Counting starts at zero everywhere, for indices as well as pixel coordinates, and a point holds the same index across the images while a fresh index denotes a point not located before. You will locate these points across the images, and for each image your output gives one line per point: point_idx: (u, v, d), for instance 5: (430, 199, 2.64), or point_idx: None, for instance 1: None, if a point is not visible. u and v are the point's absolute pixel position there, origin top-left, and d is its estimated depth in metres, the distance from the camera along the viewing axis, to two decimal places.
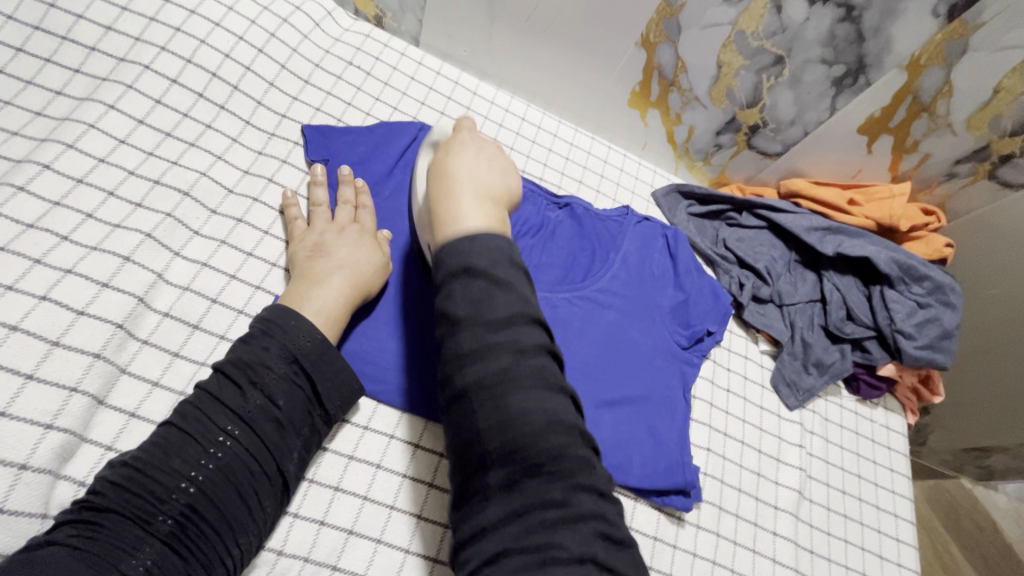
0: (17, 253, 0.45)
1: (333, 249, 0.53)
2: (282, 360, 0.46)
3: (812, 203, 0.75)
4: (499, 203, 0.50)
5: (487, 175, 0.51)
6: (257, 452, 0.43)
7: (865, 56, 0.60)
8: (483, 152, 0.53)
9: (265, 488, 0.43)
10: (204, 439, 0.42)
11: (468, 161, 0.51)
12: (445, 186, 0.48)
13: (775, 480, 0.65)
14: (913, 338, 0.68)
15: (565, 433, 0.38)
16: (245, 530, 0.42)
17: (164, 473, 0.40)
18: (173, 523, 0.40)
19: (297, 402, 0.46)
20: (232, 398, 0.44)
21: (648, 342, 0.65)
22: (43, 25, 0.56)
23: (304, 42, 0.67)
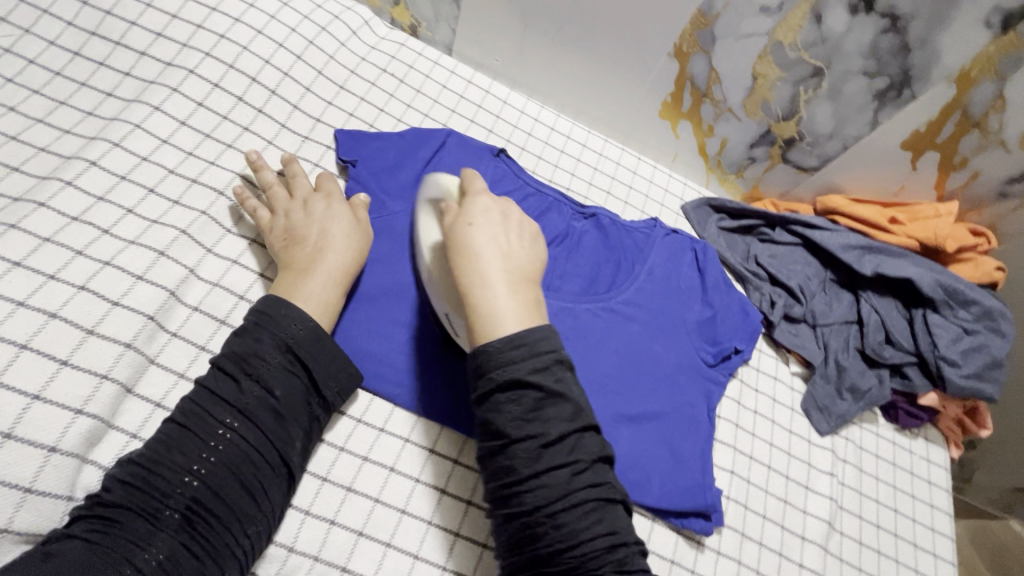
0: (61, 244, 0.47)
1: (303, 229, 0.53)
2: (275, 350, 0.46)
3: (850, 221, 0.72)
4: (532, 281, 0.48)
5: (517, 252, 0.48)
6: (258, 442, 0.44)
7: (910, 69, 0.58)
8: (508, 219, 0.50)
9: (269, 477, 0.44)
10: (204, 432, 0.43)
11: (497, 238, 0.48)
12: (477, 276, 0.45)
13: (803, 508, 0.62)
14: (958, 366, 0.64)
15: (624, 546, 0.41)
16: (253, 520, 0.43)
17: (167, 468, 0.41)
18: (181, 518, 0.40)
19: (294, 392, 0.46)
20: (228, 391, 0.44)
21: (671, 358, 0.64)
22: (99, 32, 0.59)
23: (341, 50, 0.68)
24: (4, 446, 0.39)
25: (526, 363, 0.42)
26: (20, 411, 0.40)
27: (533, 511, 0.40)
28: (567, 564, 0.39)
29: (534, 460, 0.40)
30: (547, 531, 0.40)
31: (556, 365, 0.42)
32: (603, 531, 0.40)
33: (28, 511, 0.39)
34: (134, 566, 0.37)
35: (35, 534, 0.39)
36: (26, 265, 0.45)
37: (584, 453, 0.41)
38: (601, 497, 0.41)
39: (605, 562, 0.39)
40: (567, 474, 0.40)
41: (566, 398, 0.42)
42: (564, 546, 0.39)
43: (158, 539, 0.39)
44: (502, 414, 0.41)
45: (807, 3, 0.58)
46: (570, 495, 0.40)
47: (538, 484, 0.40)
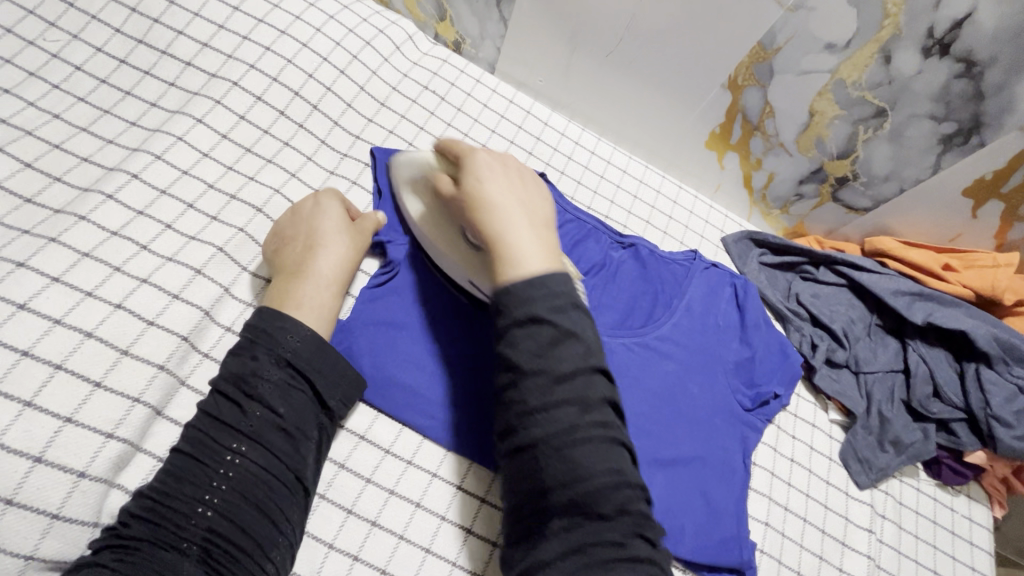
0: (99, 260, 0.46)
1: (295, 233, 0.52)
2: (274, 366, 0.44)
3: (900, 265, 0.69)
4: (550, 228, 0.46)
5: (527, 198, 0.47)
6: (269, 463, 0.42)
7: (982, 115, 0.55)
8: (510, 171, 0.48)
9: (286, 499, 0.42)
10: (212, 459, 0.41)
11: (505, 186, 0.46)
12: (496, 222, 0.44)
13: (839, 566, 0.59)
14: (1012, 427, 0.61)
15: (631, 488, 0.38)
16: (275, 543, 0.40)
17: (180, 499, 0.39)
18: (199, 548, 0.38)
19: (299, 407, 0.44)
20: (231, 415, 0.42)
21: (708, 400, 0.61)
22: (146, 40, 0.59)
23: (384, 65, 0.67)
24: (34, 472, 0.38)
25: (542, 298, 0.40)
26: (51, 434, 0.39)
27: (540, 445, 0.37)
28: (570, 498, 0.37)
29: (542, 393, 0.38)
30: (552, 464, 0.37)
31: (573, 307, 0.40)
32: (609, 468, 0.37)
33: (53, 538, 0.38)
34: None
35: (61, 562, 0.38)
36: (64, 281, 0.44)
37: (595, 389, 0.39)
38: (609, 435, 0.38)
39: (610, 500, 0.37)
40: (576, 409, 0.38)
41: (581, 337, 0.39)
42: (568, 481, 0.37)
43: (182, 569, 0.37)
44: (517, 349, 0.39)
45: (876, 43, 0.55)
46: (578, 428, 0.37)
47: (545, 417, 0.38)
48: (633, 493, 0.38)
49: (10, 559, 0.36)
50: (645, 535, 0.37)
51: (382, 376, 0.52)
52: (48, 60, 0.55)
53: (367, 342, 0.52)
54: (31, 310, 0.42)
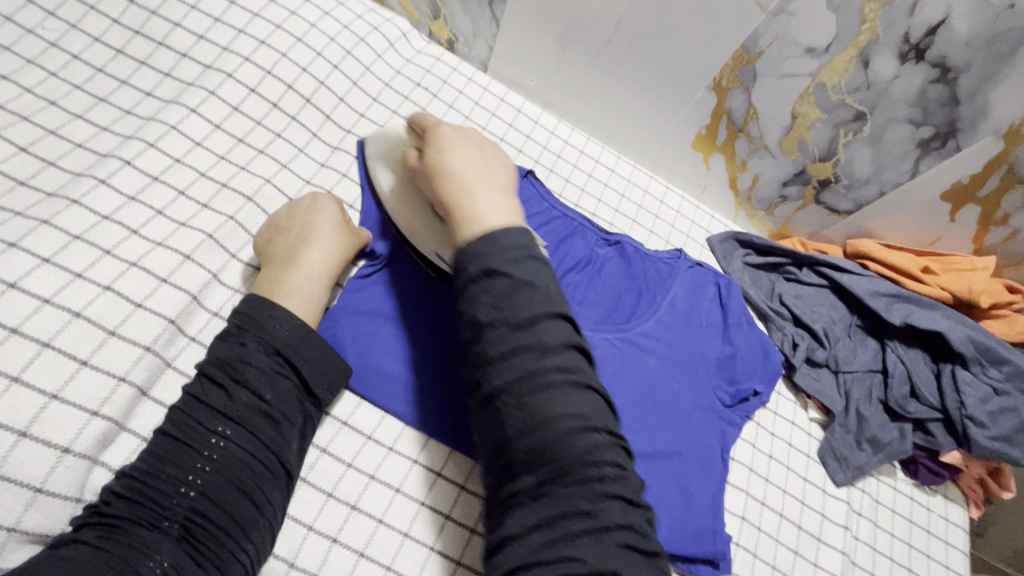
0: (90, 242, 0.47)
1: (289, 224, 0.53)
2: (262, 353, 0.45)
3: (881, 267, 0.70)
4: (513, 192, 0.48)
5: (489, 165, 0.48)
6: (252, 447, 0.42)
7: (957, 120, 0.56)
8: (472, 142, 0.50)
9: (269, 482, 0.42)
10: (196, 441, 0.41)
11: (468, 154, 0.48)
12: (455, 186, 0.46)
13: (814, 561, 0.60)
14: (986, 427, 0.62)
15: (596, 434, 0.38)
16: (256, 526, 0.41)
17: (163, 479, 0.40)
18: (180, 527, 0.39)
19: (286, 393, 0.45)
20: (217, 399, 0.43)
21: (688, 395, 0.62)
22: (143, 31, 0.60)
23: (377, 62, 0.69)
24: (19, 446, 0.39)
25: (496, 253, 0.41)
26: (36, 410, 0.40)
27: (501, 394, 0.39)
28: (531, 447, 0.37)
29: (500, 341, 0.39)
30: (513, 412, 0.38)
31: (529, 259, 0.41)
32: (571, 416, 0.38)
33: (37, 511, 0.39)
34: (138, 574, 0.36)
35: (45, 537, 0.39)
36: (54, 262, 0.45)
37: (551, 334, 0.39)
38: (571, 383, 0.39)
39: (574, 449, 0.37)
40: (535, 357, 0.39)
41: (535, 285, 0.40)
42: (530, 429, 0.38)
43: (161, 547, 0.38)
44: (475, 305, 0.40)
45: (855, 47, 0.57)
46: (537, 375, 0.38)
47: (503, 366, 0.39)
48: (598, 443, 0.38)
49: None
50: (613, 491, 0.37)
51: (366, 364, 0.53)
52: (46, 48, 0.56)
53: (351, 330, 0.54)
54: (20, 289, 0.43)
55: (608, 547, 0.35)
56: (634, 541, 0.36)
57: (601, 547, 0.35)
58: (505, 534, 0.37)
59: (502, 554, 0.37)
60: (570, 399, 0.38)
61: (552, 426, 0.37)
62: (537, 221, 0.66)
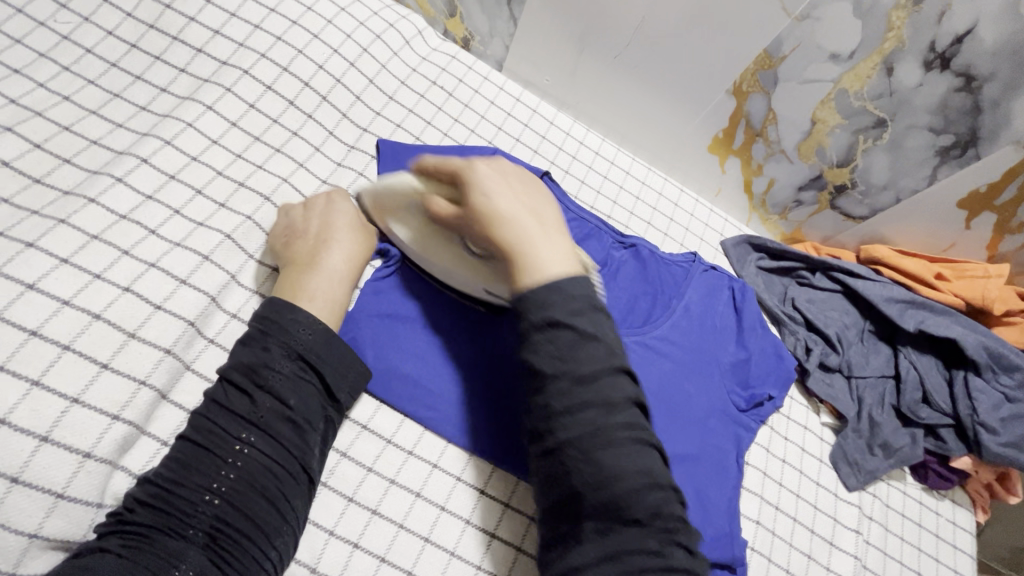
0: (108, 242, 0.46)
1: (306, 226, 0.52)
2: (285, 358, 0.44)
3: (894, 273, 0.70)
4: (561, 226, 0.48)
5: (534, 205, 0.47)
6: (276, 454, 0.42)
7: (979, 129, 0.56)
8: (509, 178, 0.48)
9: (292, 488, 0.42)
10: (220, 447, 0.41)
11: (512, 194, 0.47)
12: (513, 236, 0.44)
13: (826, 565, 0.61)
14: (997, 433, 0.63)
15: (662, 490, 0.40)
16: (280, 532, 0.41)
17: (187, 487, 0.39)
18: (205, 535, 0.38)
19: (309, 400, 0.45)
20: (240, 405, 0.42)
21: (703, 399, 0.61)
22: (157, 25, 0.59)
23: (393, 59, 0.68)
24: (40, 451, 0.38)
25: (560, 304, 0.41)
26: (57, 415, 0.40)
27: (568, 448, 0.39)
28: (600, 500, 0.38)
29: (566, 396, 0.40)
30: (580, 467, 0.39)
31: (593, 309, 0.42)
32: (639, 471, 0.39)
33: (58, 516, 0.38)
34: None
35: (68, 542, 0.39)
36: (73, 263, 0.44)
37: (617, 391, 0.40)
38: (636, 439, 0.40)
39: (642, 503, 0.38)
40: (600, 412, 0.39)
41: (600, 338, 0.41)
42: (599, 485, 0.38)
43: (187, 556, 0.37)
44: (538, 354, 0.41)
45: (879, 54, 0.57)
46: (604, 430, 0.39)
47: (569, 419, 0.39)
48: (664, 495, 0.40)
49: (14, 537, 0.36)
50: (680, 540, 0.39)
51: (384, 367, 0.52)
52: (58, 42, 0.55)
53: (371, 334, 0.53)
54: (39, 290, 0.42)
55: None
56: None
57: None
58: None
59: None
60: (634, 454, 0.39)
61: (618, 479, 0.38)
62: None
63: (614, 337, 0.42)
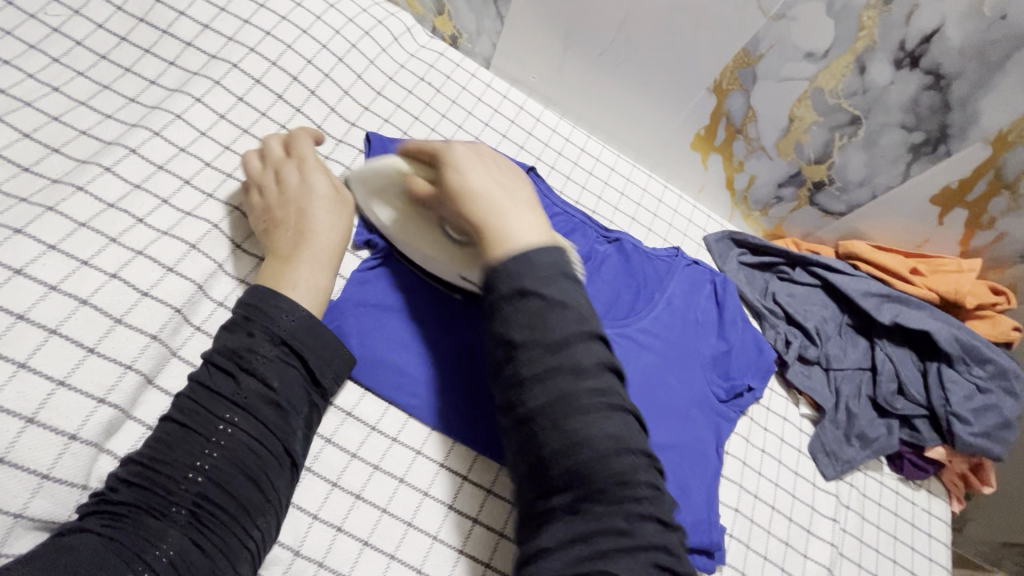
0: (96, 230, 0.47)
1: (284, 213, 0.52)
2: (270, 343, 0.45)
3: (871, 268, 0.72)
4: (535, 202, 0.48)
5: (507, 181, 0.48)
6: (260, 435, 0.43)
7: (948, 126, 0.58)
8: (485, 157, 0.49)
9: (274, 469, 0.43)
10: (204, 428, 0.41)
11: (483, 169, 0.48)
12: (484, 208, 0.45)
13: (804, 552, 0.62)
14: (969, 424, 0.65)
15: (632, 457, 0.40)
16: (261, 512, 0.41)
17: (170, 465, 0.40)
18: (188, 513, 0.39)
19: (294, 384, 0.45)
20: (225, 387, 0.43)
21: (684, 390, 0.62)
22: (147, 19, 0.60)
23: (381, 55, 0.69)
24: (26, 432, 0.39)
25: (530, 272, 0.42)
26: (44, 396, 0.40)
27: (537, 416, 0.40)
28: (568, 468, 0.39)
29: (534, 363, 0.40)
30: (549, 435, 0.39)
31: (562, 278, 0.43)
32: (609, 440, 0.39)
33: (44, 497, 0.39)
34: (144, 561, 0.36)
35: (52, 523, 0.39)
36: (60, 249, 0.45)
37: (587, 355, 0.41)
38: (608, 407, 0.40)
39: (610, 471, 0.39)
40: (569, 378, 0.40)
41: (568, 305, 0.41)
42: (567, 453, 0.39)
43: (168, 535, 0.38)
44: (510, 325, 0.41)
45: (852, 53, 0.59)
46: (573, 397, 0.40)
47: (539, 386, 0.40)
48: (634, 463, 0.40)
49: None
50: (648, 513, 0.39)
51: (368, 356, 0.53)
52: (48, 34, 0.56)
53: (355, 325, 0.54)
54: (27, 276, 0.43)
55: (643, 569, 0.37)
56: (665, 561, 0.38)
57: (637, 569, 0.37)
58: (538, 550, 0.39)
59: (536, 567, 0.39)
60: (601, 423, 0.40)
61: (587, 447, 0.39)
62: None
63: (583, 304, 0.43)
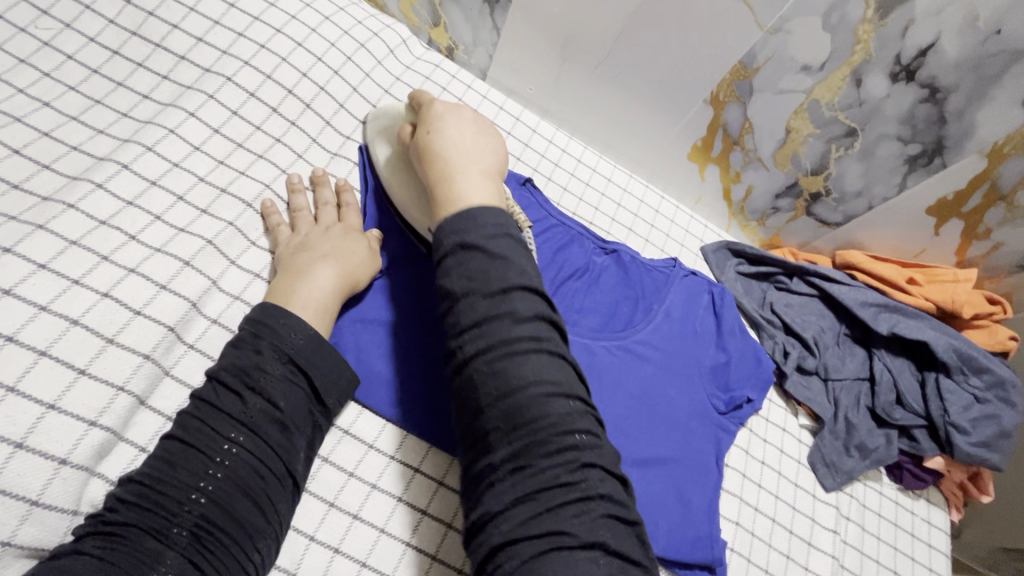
0: (87, 248, 0.46)
1: (316, 242, 0.53)
2: (277, 361, 0.44)
3: (868, 278, 0.72)
4: (496, 172, 0.50)
5: (476, 145, 0.51)
6: (264, 455, 0.42)
7: (945, 138, 0.59)
8: (462, 122, 0.52)
9: (277, 491, 0.42)
10: (208, 447, 0.41)
11: (458, 136, 0.51)
12: (441, 168, 0.48)
13: (804, 565, 0.61)
14: (968, 433, 0.65)
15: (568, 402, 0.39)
16: (263, 534, 0.41)
17: (173, 486, 0.39)
18: (189, 535, 0.38)
19: (299, 403, 0.45)
20: (231, 405, 0.42)
21: (683, 402, 0.62)
22: (140, 32, 0.59)
23: (377, 67, 0.68)
24: (15, 458, 0.38)
25: (475, 229, 0.43)
26: (34, 420, 0.39)
27: (474, 361, 0.40)
28: (505, 413, 0.38)
29: (472, 311, 0.40)
30: (487, 383, 0.39)
31: (505, 236, 0.43)
32: (545, 383, 0.39)
33: (32, 525, 0.38)
34: None
35: (42, 552, 0.38)
36: (51, 268, 0.44)
37: (523, 304, 0.41)
38: (542, 352, 0.40)
39: (548, 417, 0.38)
40: (506, 325, 0.40)
41: (510, 260, 0.42)
42: (503, 398, 0.38)
43: (168, 557, 0.37)
44: (449, 275, 0.42)
45: (849, 66, 0.59)
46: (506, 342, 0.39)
47: (476, 334, 0.40)
48: (571, 409, 0.39)
49: None
50: (590, 458, 0.38)
51: (365, 373, 0.53)
52: (38, 48, 0.55)
53: (353, 339, 0.54)
54: (16, 296, 0.42)
55: (594, 519, 0.36)
56: (612, 510, 0.37)
57: (586, 521, 0.36)
58: (483, 512, 0.37)
59: (485, 533, 0.37)
60: (532, 365, 0.39)
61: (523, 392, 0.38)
62: (536, 229, 0.67)
63: (525, 262, 0.43)
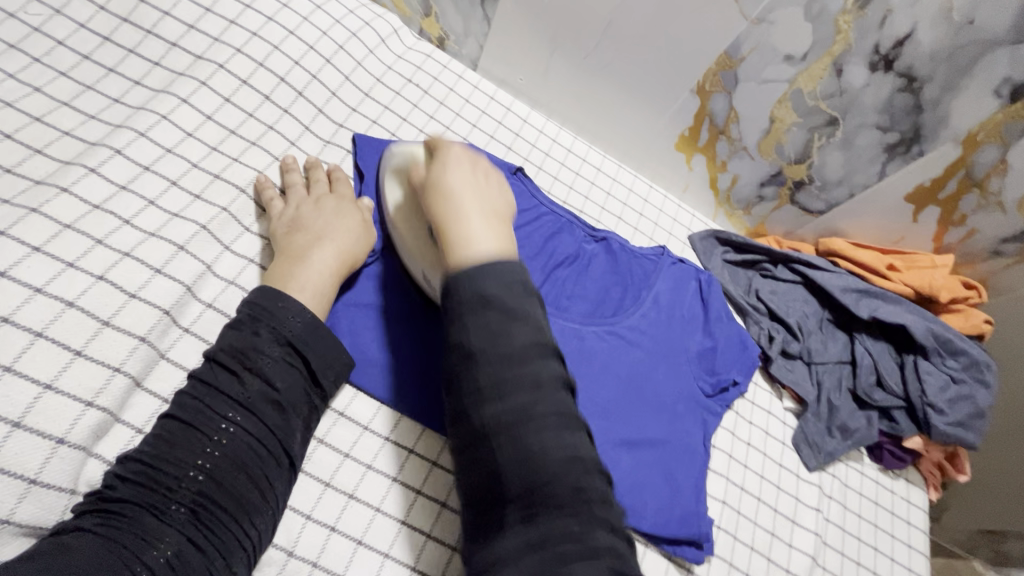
0: (81, 232, 0.46)
1: (309, 222, 0.53)
2: (273, 342, 0.45)
3: (850, 265, 0.74)
4: (506, 217, 0.50)
5: (489, 191, 0.51)
6: (261, 435, 0.43)
7: (921, 127, 0.61)
8: (476, 166, 0.52)
9: (274, 470, 0.43)
10: (205, 426, 0.41)
11: (471, 180, 0.51)
12: (454, 211, 0.48)
13: (788, 542, 0.63)
14: (944, 413, 0.67)
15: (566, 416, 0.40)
16: (260, 511, 0.41)
17: (171, 463, 0.40)
18: (187, 512, 0.39)
19: (296, 384, 0.45)
20: (228, 385, 0.43)
21: (671, 385, 0.64)
22: (130, 18, 0.59)
23: (369, 57, 0.69)
24: (13, 436, 0.38)
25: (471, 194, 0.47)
26: (31, 400, 0.40)
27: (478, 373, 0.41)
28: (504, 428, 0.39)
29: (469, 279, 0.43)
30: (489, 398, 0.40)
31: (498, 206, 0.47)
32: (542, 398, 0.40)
33: (30, 502, 0.38)
34: (143, 561, 0.36)
35: (42, 529, 0.39)
36: (45, 251, 0.44)
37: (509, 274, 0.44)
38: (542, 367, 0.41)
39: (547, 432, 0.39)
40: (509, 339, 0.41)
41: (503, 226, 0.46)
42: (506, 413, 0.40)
43: (168, 534, 0.38)
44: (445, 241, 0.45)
45: (830, 56, 0.61)
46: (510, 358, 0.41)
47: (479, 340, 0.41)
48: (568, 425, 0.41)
49: None
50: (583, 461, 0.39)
51: (358, 357, 0.53)
52: (28, 33, 0.55)
53: (348, 322, 0.54)
54: (12, 278, 0.42)
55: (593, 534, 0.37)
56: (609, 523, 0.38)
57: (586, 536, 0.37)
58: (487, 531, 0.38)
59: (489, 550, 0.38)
60: (534, 381, 0.40)
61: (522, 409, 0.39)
62: (527, 217, 0.68)
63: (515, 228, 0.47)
